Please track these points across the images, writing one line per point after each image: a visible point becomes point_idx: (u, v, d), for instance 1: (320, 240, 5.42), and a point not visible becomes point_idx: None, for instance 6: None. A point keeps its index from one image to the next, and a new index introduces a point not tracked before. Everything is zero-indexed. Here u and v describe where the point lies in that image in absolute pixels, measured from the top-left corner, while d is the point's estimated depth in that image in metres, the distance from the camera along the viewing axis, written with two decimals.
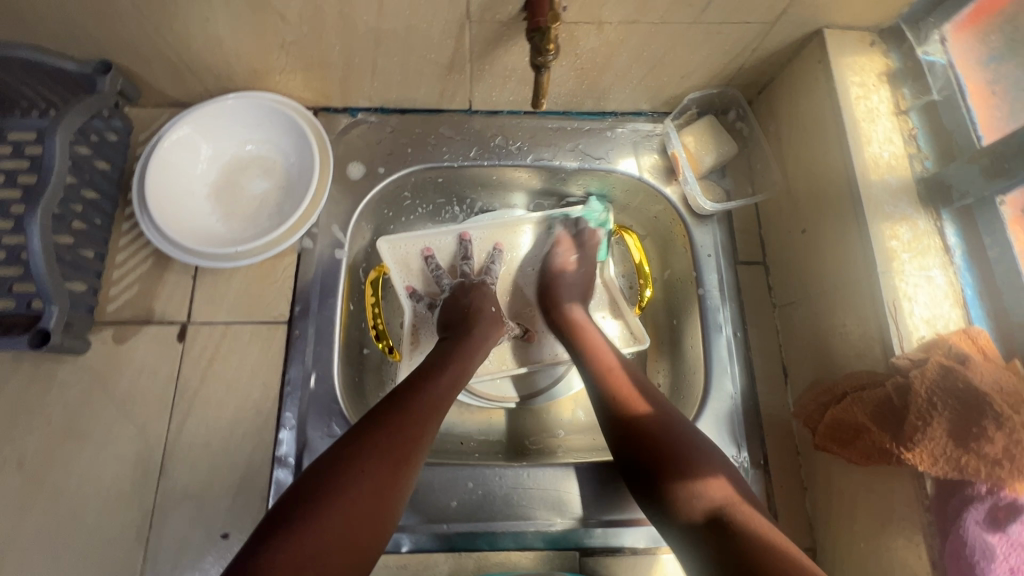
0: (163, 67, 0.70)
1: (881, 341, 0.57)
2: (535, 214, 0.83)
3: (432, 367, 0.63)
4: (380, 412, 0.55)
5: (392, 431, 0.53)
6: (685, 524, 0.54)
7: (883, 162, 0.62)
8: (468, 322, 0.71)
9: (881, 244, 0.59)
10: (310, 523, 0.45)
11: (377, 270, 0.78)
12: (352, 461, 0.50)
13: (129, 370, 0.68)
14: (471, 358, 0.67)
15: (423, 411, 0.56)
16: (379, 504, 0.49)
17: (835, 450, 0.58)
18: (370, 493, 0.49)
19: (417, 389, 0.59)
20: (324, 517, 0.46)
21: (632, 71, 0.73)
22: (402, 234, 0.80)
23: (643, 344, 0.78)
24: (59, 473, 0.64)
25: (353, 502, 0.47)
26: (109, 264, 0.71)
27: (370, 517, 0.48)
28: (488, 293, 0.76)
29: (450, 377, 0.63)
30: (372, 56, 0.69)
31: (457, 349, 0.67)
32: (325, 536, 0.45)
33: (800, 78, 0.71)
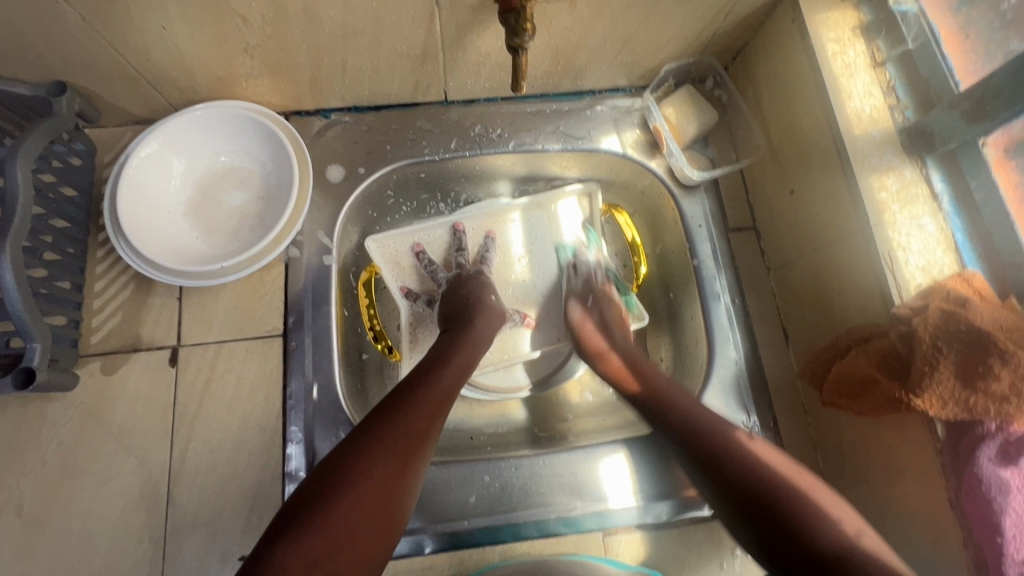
0: (122, 83, 0.67)
1: (880, 292, 0.58)
2: (522, 199, 0.83)
3: (435, 360, 0.62)
4: (386, 408, 0.53)
5: (401, 423, 0.52)
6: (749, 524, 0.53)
7: (865, 115, 0.62)
8: (470, 311, 0.70)
9: (870, 196, 0.59)
10: (318, 525, 0.44)
11: (367, 272, 0.77)
12: (361, 456, 0.49)
13: (122, 401, 0.65)
14: (472, 347, 0.66)
15: (430, 404, 0.55)
16: (390, 499, 0.48)
17: (845, 405, 0.59)
18: (382, 488, 0.47)
19: (424, 382, 0.58)
20: (334, 514, 0.44)
21: (607, 46, 0.72)
22: (390, 231, 0.78)
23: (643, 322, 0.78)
24: (61, 514, 0.62)
25: (364, 498, 0.46)
26: (89, 293, 0.68)
27: (382, 512, 0.47)
28: (486, 281, 0.75)
29: (454, 370, 0.61)
30: (340, 53, 0.67)
31: (458, 338, 0.66)
32: (336, 534, 0.44)
33: (774, 40, 0.71)
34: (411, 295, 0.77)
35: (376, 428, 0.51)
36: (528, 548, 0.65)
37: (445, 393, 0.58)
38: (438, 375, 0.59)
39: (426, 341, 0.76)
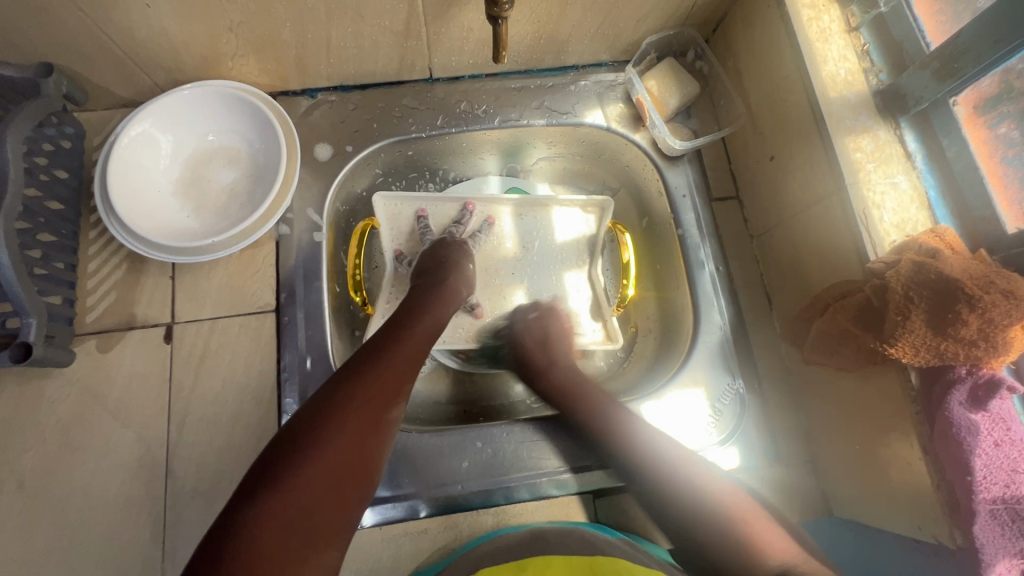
0: (108, 64, 0.67)
1: (856, 250, 0.59)
2: (512, 195, 0.84)
3: (405, 319, 0.62)
4: (357, 365, 0.54)
5: (372, 381, 0.53)
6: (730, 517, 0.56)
7: (840, 79, 0.64)
8: (444, 269, 0.71)
9: (845, 157, 0.60)
10: (297, 475, 0.45)
11: (366, 224, 0.79)
12: (334, 412, 0.49)
13: (119, 378, 0.67)
14: (444, 305, 0.67)
15: (400, 362, 0.56)
16: (365, 453, 0.49)
17: (824, 360, 0.61)
18: (357, 440, 0.49)
19: (392, 341, 0.58)
20: (309, 468, 0.45)
21: (588, 20, 0.73)
22: (401, 193, 0.80)
23: (616, 343, 0.79)
24: (62, 488, 0.63)
25: (339, 453, 0.47)
26: (82, 273, 0.69)
27: (358, 466, 0.48)
28: (466, 249, 0.76)
29: (425, 330, 0.62)
30: (324, 30, 0.67)
31: (430, 298, 0.66)
32: (313, 487, 0.45)
33: (752, 9, 0.72)
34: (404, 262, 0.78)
35: (348, 387, 0.51)
36: (522, 510, 0.67)
37: (415, 351, 0.59)
38: (410, 334, 0.60)
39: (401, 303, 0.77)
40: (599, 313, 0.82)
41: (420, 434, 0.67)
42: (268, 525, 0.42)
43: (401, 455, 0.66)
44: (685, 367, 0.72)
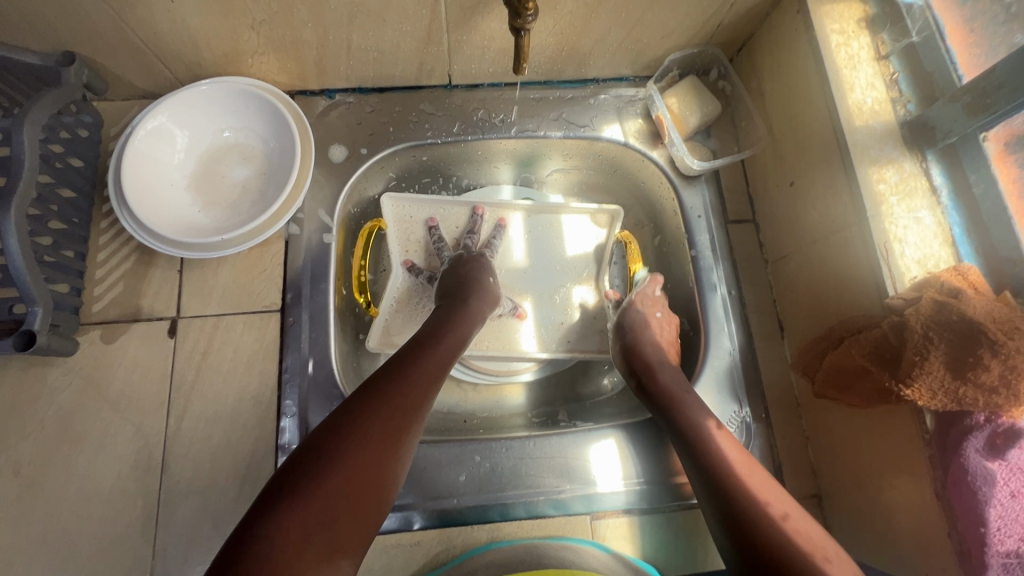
0: (130, 56, 0.68)
1: (875, 284, 0.58)
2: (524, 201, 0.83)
3: (430, 334, 0.62)
4: (379, 380, 0.54)
5: (396, 399, 0.52)
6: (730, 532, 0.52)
7: (866, 108, 0.62)
8: (469, 288, 0.70)
9: (868, 187, 0.59)
10: (315, 489, 0.44)
11: (372, 223, 0.78)
12: (356, 428, 0.49)
13: (120, 370, 0.66)
14: (467, 323, 0.66)
15: (424, 380, 0.55)
16: (383, 471, 0.48)
17: (835, 395, 0.59)
18: (376, 457, 0.48)
19: (416, 359, 0.57)
20: (328, 484, 0.45)
21: (612, 34, 0.72)
22: (409, 194, 0.80)
23: None
24: (58, 477, 0.63)
25: (359, 470, 0.46)
26: (91, 263, 0.69)
27: (375, 486, 0.47)
28: (486, 264, 0.75)
29: (449, 346, 0.61)
30: (346, 33, 0.67)
31: (455, 315, 0.66)
32: (333, 503, 0.44)
33: (778, 31, 0.71)
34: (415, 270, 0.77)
35: (373, 403, 0.51)
36: (516, 529, 0.65)
37: (437, 369, 0.58)
38: (433, 350, 0.60)
39: (407, 314, 0.77)
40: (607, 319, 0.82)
41: (420, 444, 0.67)
42: (286, 539, 0.41)
43: None
44: None
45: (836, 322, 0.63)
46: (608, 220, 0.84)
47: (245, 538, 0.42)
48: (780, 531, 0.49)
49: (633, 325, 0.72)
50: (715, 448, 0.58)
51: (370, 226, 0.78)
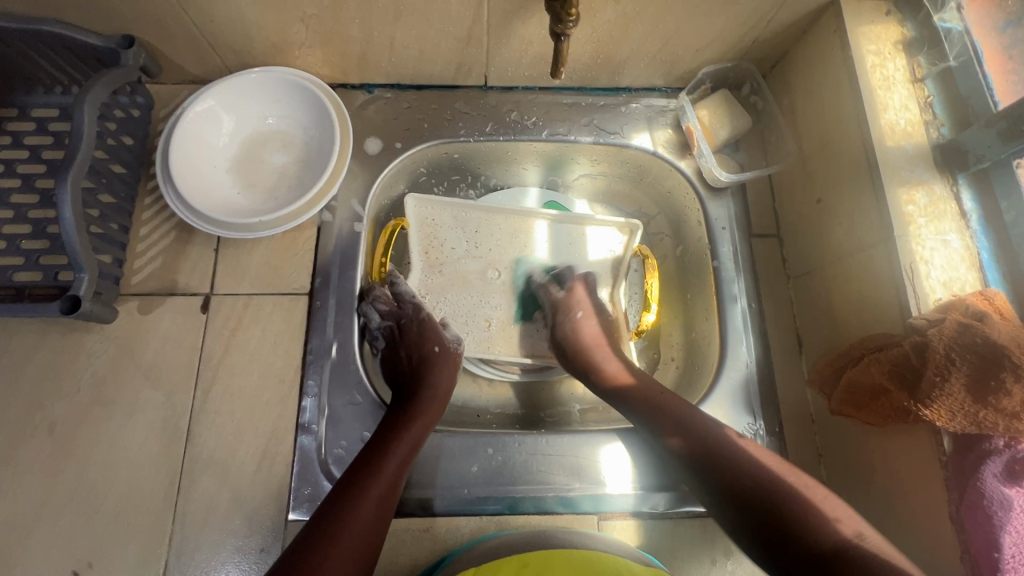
0: (185, 42, 0.71)
1: (899, 304, 0.58)
2: (552, 210, 0.83)
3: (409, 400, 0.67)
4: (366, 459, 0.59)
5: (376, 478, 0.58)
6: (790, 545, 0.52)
7: (899, 129, 0.62)
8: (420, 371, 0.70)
9: (897, 208, 0.59)
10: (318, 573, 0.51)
11: (397, 221, 0.78)
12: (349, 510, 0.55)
13: (154, 340, 0.69)
14: (442, 388, 0.70)
15: (405, 449, 0.61)
16: (373, 540, 0.55)
17: (851, 413, 0.59)
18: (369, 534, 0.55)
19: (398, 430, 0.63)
20: (327, 563, 0.51)
21: (648, 44, 0.73)
22: (434, 197, 0.80)
23: None
24: (88, 439, 0.65)
25: (348, 548, 0.53)
26: (134, 236, 0.72)
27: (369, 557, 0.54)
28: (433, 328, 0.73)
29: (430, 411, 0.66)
30: (390, 30, 0.70)
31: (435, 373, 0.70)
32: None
33: (813, 49, 0.72)
34: (391, 279, 0.74)
35: (356, 486, 0.57)
36: (524, 523, 0.66)
37: (417, 438, 0.63)
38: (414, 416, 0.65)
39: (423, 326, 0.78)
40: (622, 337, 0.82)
41: (435, 433, 0.68)
42: None
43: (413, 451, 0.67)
44: (705, 402, 0.71)
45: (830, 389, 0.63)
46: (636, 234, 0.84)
47: None
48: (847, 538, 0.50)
49: (573, 347, 0.75)
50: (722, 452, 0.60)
51: (392, 223, 0.78)
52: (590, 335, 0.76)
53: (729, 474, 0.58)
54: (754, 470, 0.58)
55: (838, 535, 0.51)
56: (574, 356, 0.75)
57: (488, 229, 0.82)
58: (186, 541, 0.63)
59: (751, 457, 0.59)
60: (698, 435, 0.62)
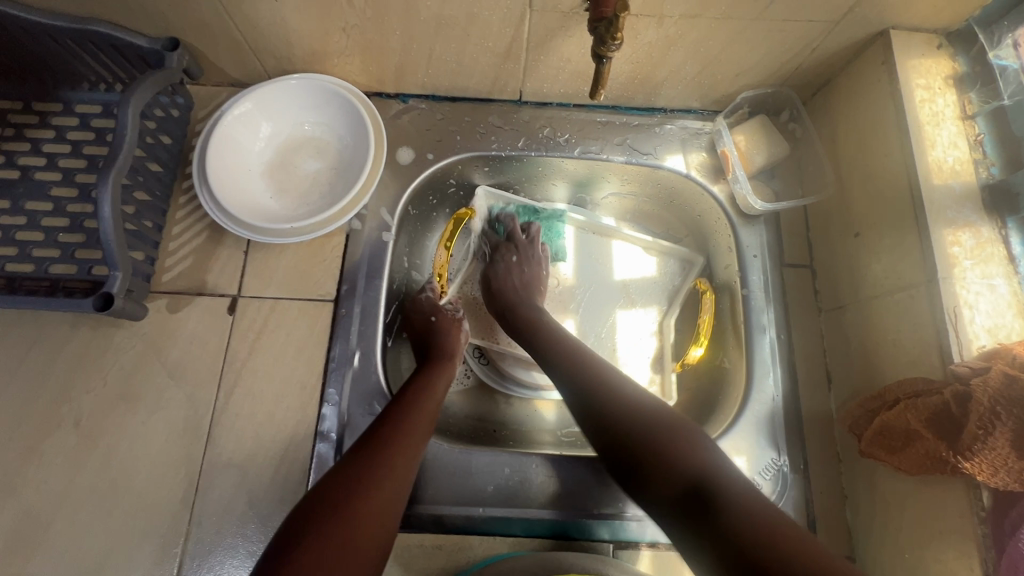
0: (227, 46, 0.72)
1: (939, 348, 0.56)
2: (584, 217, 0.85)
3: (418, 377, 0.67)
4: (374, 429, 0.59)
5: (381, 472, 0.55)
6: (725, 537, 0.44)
7: (946, 167, 0.61)
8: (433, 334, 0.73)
9: (941, 249, 0.57)
10: (322, 533, 0.49)
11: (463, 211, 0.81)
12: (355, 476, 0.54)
13: (180, 339, 0.70)
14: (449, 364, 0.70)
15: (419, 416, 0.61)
16: (394, 502, 0.54)
17: (882, 457, 0.57)
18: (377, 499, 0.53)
19: (403, 424, 0.60)
20: (351, 520, 0.50)
21: (688, 67, 0.72)
22: (503, 193, 0.83)
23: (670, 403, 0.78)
24: (111, 434, 0.66)
25: (359, 525, 0.50)
26: (166, 235, 0.73)
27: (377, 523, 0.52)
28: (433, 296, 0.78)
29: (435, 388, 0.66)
30: (430, 42, 0.70)
31: (438, 365, 0.69)
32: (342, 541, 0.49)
33: (859, 79, 0.70)
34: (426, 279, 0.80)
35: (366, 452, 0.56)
36: (538, 545, 0.66)
37: (426, 410, 0.63)
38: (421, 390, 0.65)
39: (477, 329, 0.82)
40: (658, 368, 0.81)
41: (453, 448, 0.68)
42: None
43: (429, 466, 0.67)
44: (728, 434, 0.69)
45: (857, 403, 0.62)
46: (668, 256, 0.85)
47: None
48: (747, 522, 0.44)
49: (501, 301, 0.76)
50: (677, 437, 0.54)
51: (460, 211, 0.82)
52: (527, 276, 0.78)
53: (653, 460, 0.52)
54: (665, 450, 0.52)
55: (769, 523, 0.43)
56: (505, 297, 0.76)
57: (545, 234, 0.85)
58: (200, 543, 0.63)
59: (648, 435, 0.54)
60: (642, 413, 0.57)
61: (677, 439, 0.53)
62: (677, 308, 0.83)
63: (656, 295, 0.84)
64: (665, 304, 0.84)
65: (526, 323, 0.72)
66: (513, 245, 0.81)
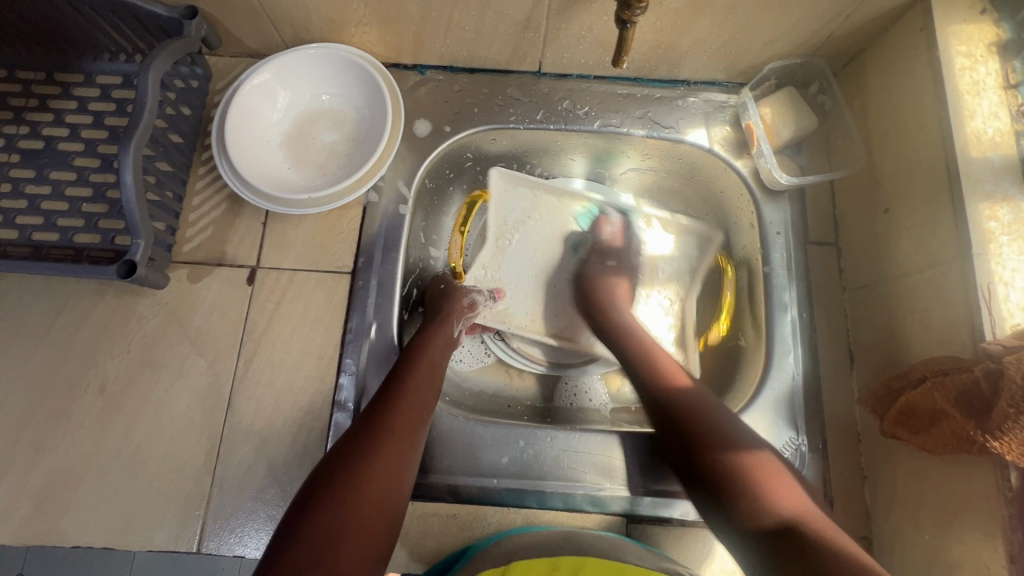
0: (244, 15, 0.71)
1: (971, 325, 0.54)
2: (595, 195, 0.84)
3: (422, 343, 0.66)
4: (379, 400, 0.59)
5: (386, 451, 0.54)
6: (752, 539, 0.50)
7: (986, 138, 0.58)
8: (435, 302, 0.74)
9: (977, 224, 0.55)
10: (329, 508, 0.49)
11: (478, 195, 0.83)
12: (361, 449, 0.53)
13: (200, 308, 0.71)
14: (451, 325, 0.70)
15: (419, 385, 0.61)
16: (402, 473, 0.54)
17: (905, 437, 0.57)
18: (385, 471, 0.52)
19: (408, 393, 0.59)
20: (358, 495, 0.50)
21: (713, 36, 0.70)
22: (517, 173, 0.81)
23: (693, 375, 0.77)
24: (135, 399, 0.67)
25: (367, 494, 0.50)
26: (187, 206, 0.74)
27: (386, 495, 0.52)
28: (460, 293, 0.75)
29: (435, 354, 0.65)
30: (449, 10, 0.68)
31: (437, 328, 0.69)
32: (347, 514, 0.49)
33: (893, 49, 0.67)
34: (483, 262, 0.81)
35: (372, 425, 0.56)
36: (553, 518, 0.66)
37: (428, 379, 0.62)
38: (422, 356, 0.64)
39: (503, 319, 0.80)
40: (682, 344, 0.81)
41: (471, 421, 0.68)
42: (311, 550, 0.46)
43: (445, 438, 0.67)
44: (746, 413, 0.68)
45: (884, 383, 0.60)
46: (687, 236, 0.84)
47: (275, 559, 0.47)
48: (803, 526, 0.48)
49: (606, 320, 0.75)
50: (712, 425, 0.58)
51: (474, 194, 0.84)
52: (617, 290, 0.79)
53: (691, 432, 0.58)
54: (722, 439, 0.56)
55: (786, 519, 0.49)
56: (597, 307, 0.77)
57: (554, 218, 0.84)
58: (221, 508, 0.64)
59: (722, 426, 0.58)
60: (690, 404, 0.60)
61: (709, 423, 0.58)
62: (699, 283, 0.83)
63: (676, 278, 0.84)
64: (685, 299, 0.83)
65: (615, 330, 0.73)
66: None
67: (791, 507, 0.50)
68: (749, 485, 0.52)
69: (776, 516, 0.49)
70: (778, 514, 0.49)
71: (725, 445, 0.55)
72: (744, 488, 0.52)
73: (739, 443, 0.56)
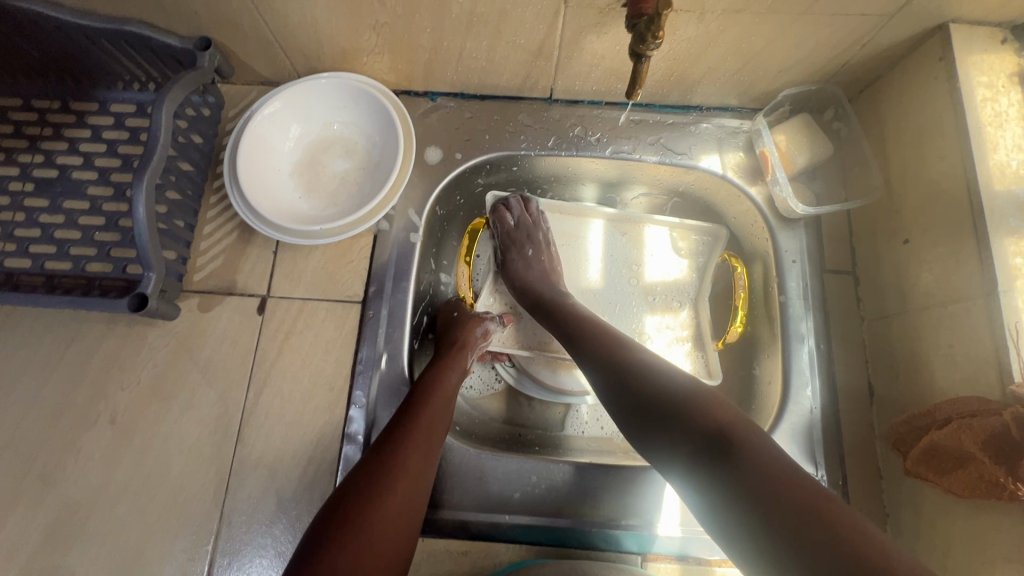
0: (258, 46, 0.72)
1: (999, 364, 0.53)
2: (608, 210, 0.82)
3: (435, 374, 0.65)
4: (391, 431, 0.57)
5: (400, 486, 0.52)
6: (687, 457, 0.46)
7: (1010, 171, 0.57)
8: (446, 332, 0.73)
9: (1002, 259, 0.54)
10: (341, 543, 0.47)
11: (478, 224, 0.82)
12: (374, 482, 0.51)
13: (211, 339, 0.70)
14: (465, 356, 0.69)
15: (432, 417, 0.60)
16: (412, 510, 0.53)
17: (931, 477, 0.55)
18: (397, 506, 0.51)
19: (421, 426, 0.58)
20: (370, 531, 0.48)
21: (727, 64, 0.69)
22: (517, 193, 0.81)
23: (717, 379, 0.75)
24: (145, 431, 0.67)
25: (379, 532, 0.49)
26: (198, 235, 0.74)
27: (397, 532, 0.50)
28: (472, 317, 0.74)
29: (447, 386, 0.64)
30: (461, 41, 0.68)
31: (450, 359, 0.68)
32: (360, 550, 0.47)
33: (910, 77, 0.66)
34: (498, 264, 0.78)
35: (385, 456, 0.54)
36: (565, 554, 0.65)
37: (440, 411, 0.61)
38: (434, 387, 0.63)
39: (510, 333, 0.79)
40: (705, 368, 0.77)
41: (483, 454, 0.67)
42: None
43: (456, 472, 0.66)
44: None
45: (909, 420, 0.58)
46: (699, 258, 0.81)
47: None
48: (744, 434, 0.45)
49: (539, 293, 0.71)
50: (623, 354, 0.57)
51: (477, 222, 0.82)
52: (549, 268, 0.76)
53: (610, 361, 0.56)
54: (639, 366, 0.55)
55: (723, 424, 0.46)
56: (535, 288, 0.72)
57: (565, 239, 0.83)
58: (230, 542, 0.64)
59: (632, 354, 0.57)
60: (610, 339, 0.59)
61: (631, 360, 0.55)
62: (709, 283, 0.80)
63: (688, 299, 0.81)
64: (695, 305, 0.81)
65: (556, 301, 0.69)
66: (524, 237, 0.77)
67: (716, 410, 0.48)
68: (684, 399, 0.50)
69: (713, 421, 0.47)
70: (720, 419, 0.47)
71: (643, 374, 0.54)
72: (663, 401, 0.50)
73: (658, 366, 0.55)
